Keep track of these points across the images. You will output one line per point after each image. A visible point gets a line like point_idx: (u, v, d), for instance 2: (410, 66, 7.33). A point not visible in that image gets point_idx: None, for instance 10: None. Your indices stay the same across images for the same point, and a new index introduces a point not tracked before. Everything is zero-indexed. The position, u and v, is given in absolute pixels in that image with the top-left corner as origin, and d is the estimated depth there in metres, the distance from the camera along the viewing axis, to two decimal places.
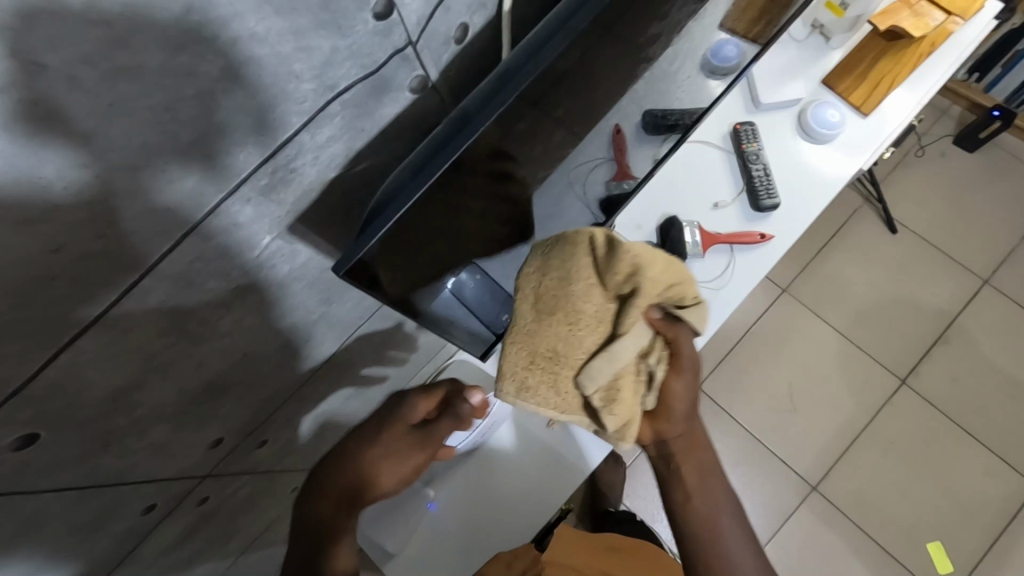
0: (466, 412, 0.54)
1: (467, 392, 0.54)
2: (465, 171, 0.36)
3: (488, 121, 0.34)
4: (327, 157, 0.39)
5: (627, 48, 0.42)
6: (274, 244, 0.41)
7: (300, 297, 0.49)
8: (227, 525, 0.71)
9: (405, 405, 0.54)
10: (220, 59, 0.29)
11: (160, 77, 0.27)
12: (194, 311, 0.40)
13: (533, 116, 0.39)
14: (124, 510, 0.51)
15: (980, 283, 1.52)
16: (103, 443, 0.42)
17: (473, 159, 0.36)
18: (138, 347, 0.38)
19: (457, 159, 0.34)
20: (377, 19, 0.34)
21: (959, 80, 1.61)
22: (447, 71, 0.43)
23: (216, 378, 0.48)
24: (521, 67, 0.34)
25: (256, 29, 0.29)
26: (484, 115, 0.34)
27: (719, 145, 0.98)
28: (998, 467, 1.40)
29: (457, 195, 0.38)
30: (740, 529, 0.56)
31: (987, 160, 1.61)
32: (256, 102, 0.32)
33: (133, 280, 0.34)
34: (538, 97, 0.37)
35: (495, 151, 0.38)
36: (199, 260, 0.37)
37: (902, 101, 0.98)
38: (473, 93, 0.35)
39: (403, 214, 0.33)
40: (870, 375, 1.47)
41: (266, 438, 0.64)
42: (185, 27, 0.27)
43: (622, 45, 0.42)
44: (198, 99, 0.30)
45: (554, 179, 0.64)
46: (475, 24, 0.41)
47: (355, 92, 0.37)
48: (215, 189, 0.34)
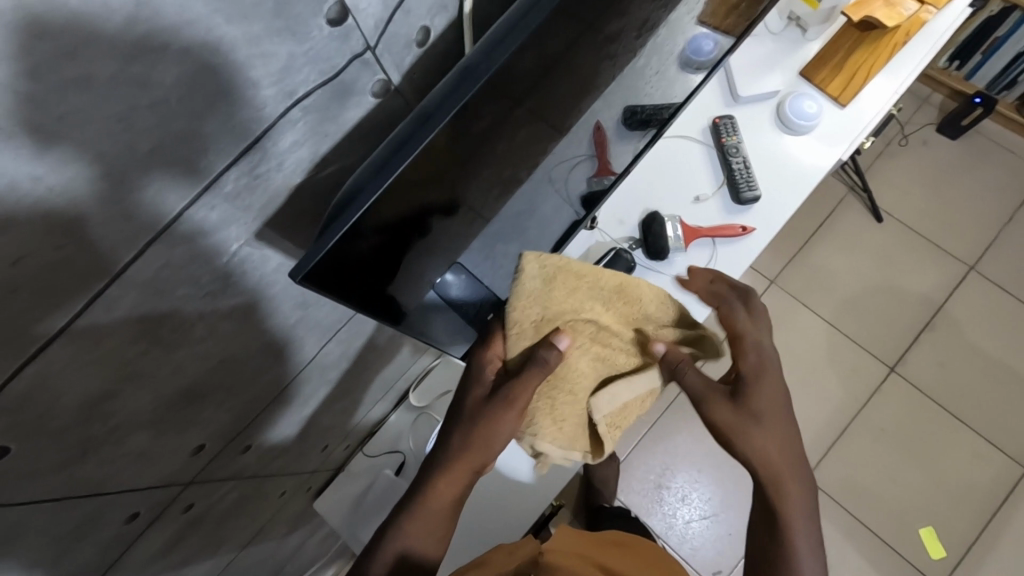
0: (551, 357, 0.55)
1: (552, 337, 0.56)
2: (427, 170, 0.36)
3: (446, 118, 0.34)
4: (292, 162, 0.40)
5: (588, 47, 0.43)
6: (242, 250, 0.41)
7: (274, 302, 0.50)
8: (215, 531, 0.71)
9: (479, 363, 0.59)
10: (174, 68, 0.29)
11: (113, 88, 0.27)
12: (166, 318, 0.40)
13: (495, 117, 0.39)
14: (106, 518, 0.51)
15: (965, 270, 1.53)
16: (81, 453, 0.42)
17: (435, 159, 0.36)
18: (109, 357, 0.38)
19: (416, 157, 0.34)
20: (332, 25, 0.35)
21: (939, 68, 1.62)
22: (411, 74, 0.43)
23: (194, 385, 0.48)
24: (478, 64, 0.34)
25: (210, 38, 0.30)
26: (442, 113, 0.34)
27: (699, 139, 0.98)
28: (987, 451, 1.41)
29: (422, 195, 0.38)
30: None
31: (970, 146, 1.62)
32: (216, 111, 0.33)
33: (98, 290, 0.34)
34: (500, 99, 0.38)
35: (458, 150, 0.38)
36: (167, 267, 0.37)
37: (878, 91, 0.99)
38: (432, 92, 0.35)
39: (362, 214, 0.33)
40: (860, 363, 1.49)
41: (250, 443, 0.64)
42: (136, 37, 0.27)
43: (582, 45, 0.42)
44: (154, 109, 0.30)
45: (538, 176, 0.62)
46: (436, 27, 0.42)
47: (316, 97, 0.37)
48: (179, 197, 0.34)
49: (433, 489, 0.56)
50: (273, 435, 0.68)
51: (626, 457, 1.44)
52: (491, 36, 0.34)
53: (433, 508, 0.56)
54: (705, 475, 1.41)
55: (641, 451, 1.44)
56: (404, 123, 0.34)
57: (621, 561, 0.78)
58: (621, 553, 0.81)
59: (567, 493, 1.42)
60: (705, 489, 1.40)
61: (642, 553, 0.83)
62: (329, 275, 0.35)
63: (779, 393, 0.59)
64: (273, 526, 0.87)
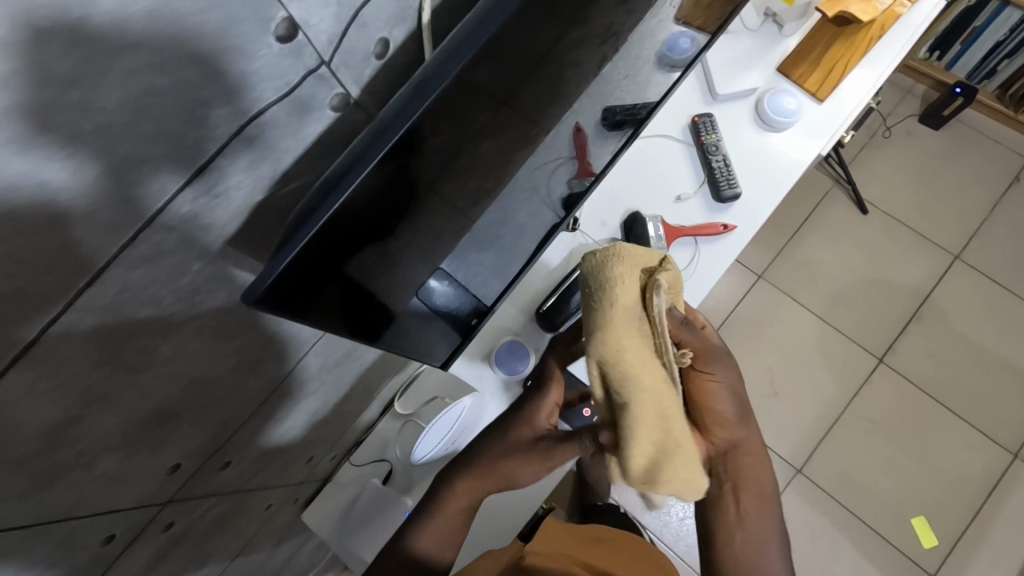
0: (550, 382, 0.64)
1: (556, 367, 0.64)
2: (385, 183, 0.36)
3: (402, 130, 0.33)
4: (252, 179, 0.39)
5: (545, 58, 0.43)
6: (207, 269, 0.41)
7: (246, 318, 0.49)
8: (199, 547, 0.71)
9: (529, 406, 0.63)
10: (116, 92, 0.29)
11: (52, 115, 0.27)
12: (129, 340, 0.39)
13: (454, 129, 0.38)
14: (81, 542, 0.50)
15: (951, 259, 1.54)
16: (48, 479, 0.41)
17: (393, 171, 0.36)
18: (69, 383, 0.37)
19: (372, 170, 0.33)
20: (281, 41, 0.34)
21: (920, 59, 1.62)
22: (372, 87, 0.43)
23: (165, 405, 0.47)
24: (431, 75, 0.34)
25: (153, 60, 0.29)
26: (397, 125, 0.33)
27: (679, 138, 0.98)
28: (978, 439, 1.42)
29: (382, 207, 0.38)
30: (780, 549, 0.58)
31: (952, 136, 1.63)
32: (166, 134, 0.32)
33: (54, 317, 0.33)
34: (458, 111, 0.37)
35: (417, 162, 0.38)
36: (126, 290, 0.36)
37: (857, 85, 0.99)
38: (388, 104, 0.35)
39: (318, 230, 0.33)
40: (847, 355, 1.49)
41: (229, 459, 0.63)
42: (72, 63, 0.26)
43: (540, 56, 0.42)
44: (97, 135, 0.29)
45: (520, 183, 0.61)
46: (396, 38, 0.42)
47: (272, 113, 0.37)
48: (134, 222, 0.34)
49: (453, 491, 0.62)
50: (253, 450, 0.67)
51: None
52: (445, 47, 0.34)
53: (455, 513, 0.61)
54: None
55: None
56: (359, 137, 0.34)
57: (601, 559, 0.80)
58: (601, 551, 0.83)
59: (561, 493, 1.42)
60: None
61: (618, 547, 0.86)
62: (287, 293, 0.35)
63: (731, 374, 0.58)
64: (263, 540, 0.87)
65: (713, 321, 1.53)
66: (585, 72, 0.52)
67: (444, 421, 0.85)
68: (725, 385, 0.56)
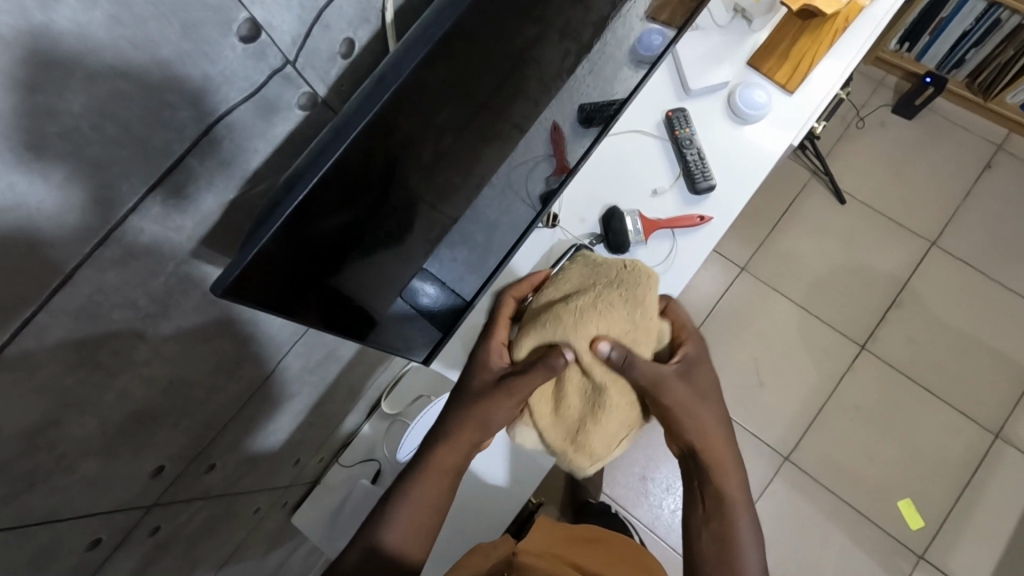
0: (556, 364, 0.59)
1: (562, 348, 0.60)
2: (349, 177, 0.37)
3: (362, 123, 0.34)
4: (221, 179, 0.40)
5: (506, 54, 0.44)
6: (179, 270, 0.42)
7: (222, 318, 0.50)
8: (188, 552, 0.71)
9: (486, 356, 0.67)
10: (79, 95, 0.29)
11: (15, 119, 0.28)
12: (104, 342, 0.40)
13: (418, 123, 0.40)
14: (64, 548, 0.50)
15: (928, 246, 1.57)
16: (28, 483, 0.42)
17: (356, 164, 0.36)
18: (46, 386, 0.38)
19: (335, 163, 0.34)
20: (244, 42, 0.35)
21: (891, 51, 1.66)
22: (339, 87, 0.44)
23: (143, 407, 0.48)
24: (389, 70, 0.35)
25: (115, 63, 0.30)
26: (359, 117, 0.34)
27: (653, 133, 1.00)
28: (959, 420, 1.45)
29: (349, 200, 0.38)
30: (755, 541, 0.60)
31: (924, 126, 1.66)
32: (133, 136, 0.33)
33: (28, 319, 0.34)
34: (418, 107, 0.38)
35: (382, 156, 0.38)
36: (99, 292, 0.37)
37: (824, 76, 1.01)
38: (349, 99, 0.35)
39: (283, 222, 0.34)
40: (830, 343, 1.51)
41: (214, 462, 0.64)
42: (33, 67, 0.27)
43: (500, 51, 0.43)
44: (63, 137, 0.30)
45: (496, 181, 0.63)
46: (360, 38, 0.43)
47: (239, 114, 0.38)
48: (102, 227, 0.35)
49: (433, 454, 0.65)
50: (238, 453, 0.68)
51: None
52: (403, 42, 0.35)
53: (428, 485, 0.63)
54: None
55: None
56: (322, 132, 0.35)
57: (592, 561, 0.80)
58: (591, 551, 0.84)
59: (552, 489, 1.43)
60: None
61: (610, 548, 0.86)
62: (254, 285, 0.35)
63: (710, 380, 0.65)
64: (253, 544, 0.87)
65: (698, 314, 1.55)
66: (549, 68, 0.54)
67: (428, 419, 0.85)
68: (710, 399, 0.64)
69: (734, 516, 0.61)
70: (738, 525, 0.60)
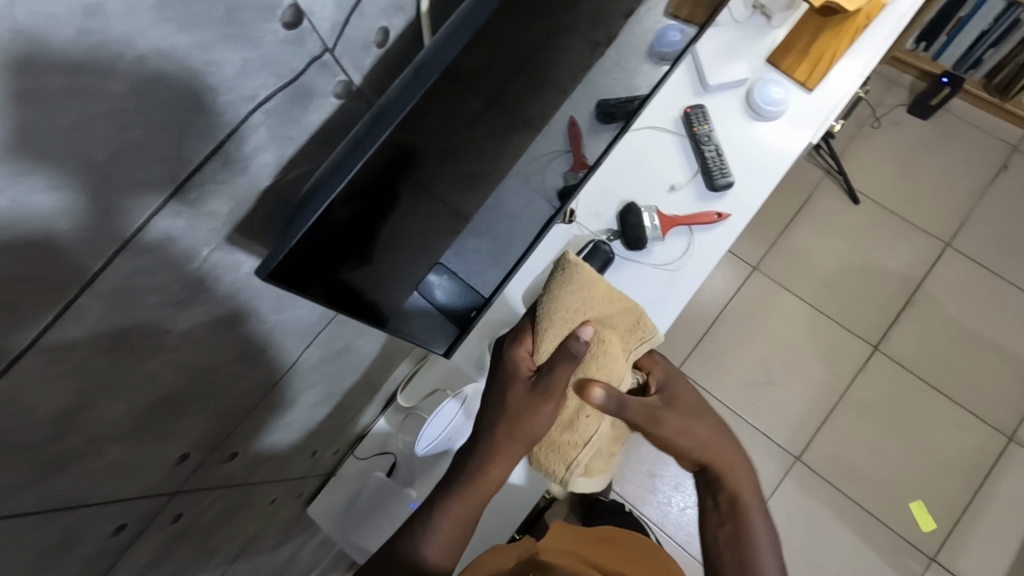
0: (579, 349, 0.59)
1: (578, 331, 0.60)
2: (385, 166, 0.37)
3: (402, 115, 0.34)
4: (256, 167, 0.40)
5: (537, 44, 0.44)
6: (212, 255, 0.42)
7: (248, 306, 0.50)
8: (206, 541, 0.71)
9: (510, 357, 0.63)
10: (126, 78, 0.29)
11: (64, 98, 0.28)
12: (137, 326, 0.40)
13: (452, 112, 0.40)
14: (90, 532, 0.51)
15: (942, 246, 1.56)
16: (59, 466, 0.42)
17: (392, 156, 0.37)
18: (79, 368, 0.38)
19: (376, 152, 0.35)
20: (287, 28, 0.35)
21: (906, 50, 1.64)
22: (373, 76, 0.44)
23: (170, 394, 0.48)
24: (429, 60, 0.35)
25: (163, 46, 0.30)
26: (398, 107, 0.34)
27: (671, 129, 1.00)
28: (972, 422, 1.44)
29: (383, 189, 0.39)
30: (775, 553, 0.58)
31: (940, 126, 1.65)
32: (174, 119, 0.33)
33: (68, 299, 0.34)
34: (454, 95, 0.38)
35: (419, 145, 0.39)
36: (136, 275, 0.37)
37: (844, 73, 1.01)
38: (389, 89, 0.35)
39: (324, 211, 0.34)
40: (841, 343, 1.50)
41: (235, 451, 0.64)
42: (83, 48, 0.27)
43: (532, 41, 0.43)
44: (109, 119, 0.30)
45: (517, 173, 0.63)
46: (395, 27, 0.43)
47: (277, 101, 0.38)
48: (141, 211, 0.35)
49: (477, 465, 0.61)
50: (257, 443, 0.68)
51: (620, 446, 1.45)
52: (443, 33, 0.35)
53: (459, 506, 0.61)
54: None
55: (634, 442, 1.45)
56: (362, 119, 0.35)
57: (610, 560, 0.80)
58: (607, 551, 0.84)
59: (561, 485, 1.43)
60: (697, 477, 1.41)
61: (626, 547, 0.86)
62: (292, 272, 0.37)
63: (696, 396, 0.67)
64: (267, 535, 0.87)
65: (708, 313, 1.54)
66: (575, 60, 0.54)
67: (444, 415, 0.84)
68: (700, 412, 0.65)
69: (747, 519, 0.60)
70: (751, 526, 0.60)
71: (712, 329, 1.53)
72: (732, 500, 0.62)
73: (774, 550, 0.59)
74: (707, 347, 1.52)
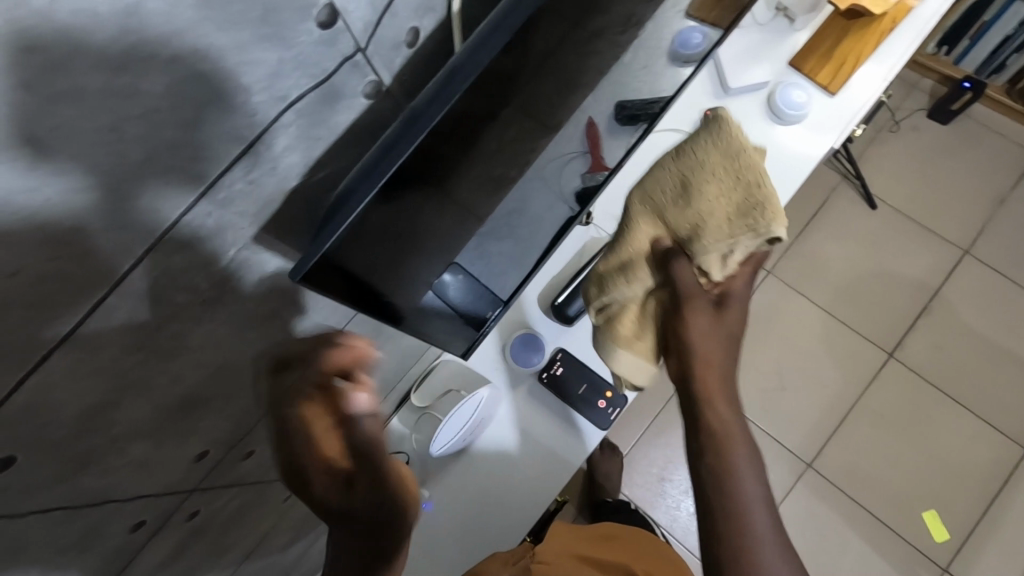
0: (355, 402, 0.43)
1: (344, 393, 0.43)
2: (416, 170, 0.37)
3: (434, 120, 0.34)
4: (285, 167, 0.40)
5: (566, 47, 0.44)
6: (239, 256, 0.42)
7: (271, 306, 0.50)
8: (220, 538, 0.71)
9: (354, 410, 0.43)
10: (162, 77, 0.29)
11: (102, 98, 0.28)
12: (164, 326, 0.40)
13: (482, 116, 0.39)
14: (110, 529, 0.51)
15: (960, 254, 1.53)
16: (84, 463, 0.42)
17: (423, 161, 0.37)
18: (107, 367, 0.38)
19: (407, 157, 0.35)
20: (321, 28, 0.35)
21: (928, 54, 1.62)
22: (402, 76, 0.44)
23: (192, 393, 0.48)
24: (463, 64, 0.35)
25: (197, 45, 0.30)
26: (431, 112, 0.34)
27: (690, 132, 0.99)
28: (988, 432, 1.42)
29: (414, 194, 0.39)
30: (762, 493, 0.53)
31: (960, 131, 1.62)
32: (207, 118, 0.33)
33: (99, 298, 0.34)
34: (484, 100, 0.38)
35: (448, 148, 0.38)
36: (164, 275, 0.37)
37: (867, 77, 0.99)
38: (420, 93, 0.36)
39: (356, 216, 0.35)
40: (855, 349, 1.49)
41: (252, 449, 0.64)
42: (121, 48, 0.27)
43: (561, 44, 0.42)
44: (145, 118, 0.30)
45: (535, 173, 0.62)
46: (425, 27, 0.43)
47: (308, 101, 0.38)
48: (172, 211, 0.35)
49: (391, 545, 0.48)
50: (274, 442, 0.68)
51: (630, 448, 1.44)
52: (477, 37, 0.35)
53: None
54: None
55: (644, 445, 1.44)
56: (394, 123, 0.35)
57: (614, 555, 0.81)
58: (615, 545, 0.84)
59: (571, 487, 1.43)
60: None
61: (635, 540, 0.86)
62: (324, 277, 0.37)
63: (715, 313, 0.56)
64: (281, 532, 0.87)
65: None
66: (603, 62, 0.53)
67: (455, 419, 0.87)
68: (707, 327, 0.56)
69: (732, 464, 0.53)
70: (738, 465, 0.53)
71: None
72: (719, 434, 0.54)
73: (762, 488, 0.53)
74: None
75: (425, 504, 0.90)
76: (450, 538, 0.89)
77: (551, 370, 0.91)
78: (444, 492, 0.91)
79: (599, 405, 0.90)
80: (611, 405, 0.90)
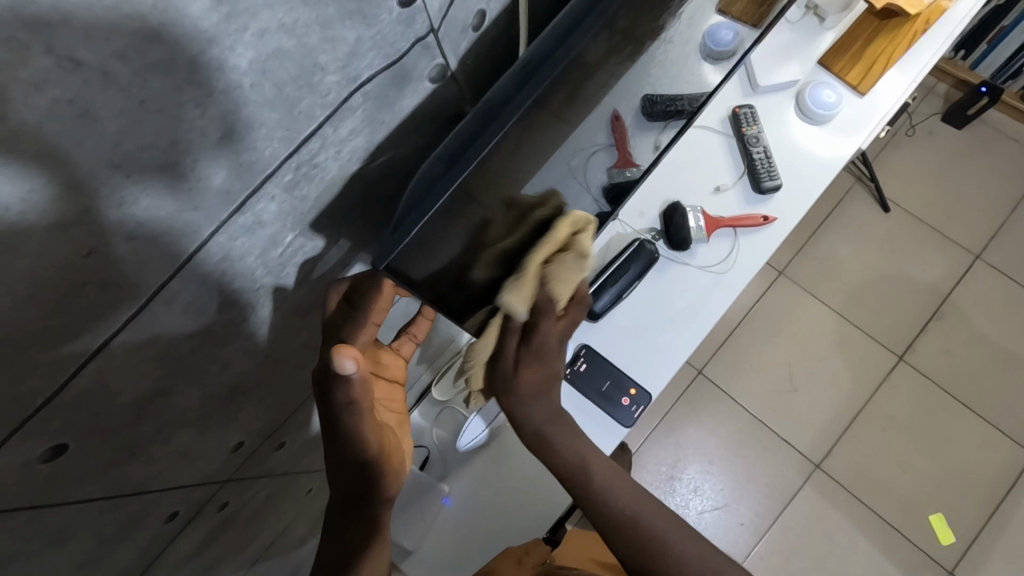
0: (350, 374, 0.37)
1: (337, 363, 0.36)
2: (488, 175, 0.40)
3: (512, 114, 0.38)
4: (349, 150, 0.39)
5: (616, 53, 0.49)
6: (294, 243, 0.41)
7: (318, 293, 0.49)
8: (245, 529, 0.70)
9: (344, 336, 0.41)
10: (247, 52, 0.28)
11: (191, 71, 0.26)
12: (220, 312, 0.39)
13: (551, 113, 0.44)
14: (148, 519, 0.50)
15: (971, 259, 1.54)
16: (131, 451, 0.41)
17: (494, 165, 0.40)
18: (166, 353, 0.37)
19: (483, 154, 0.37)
20: (401, 7, 0.34)
21: (945, 58, 1.61)
22: (464, 59, 0.43)
23: (238, 379, 0.47)
24: (545, 63, 0.40)
25: (284, 20, 0.28)
26: (510, 109, 0.38)
27: (718, 129, 0.98)
28: (997, 438, 1.42)
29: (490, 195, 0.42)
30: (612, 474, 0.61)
31: (974, 137, 1.62)
32: (284, 98, 0.32)
33: (161, 283, 0.33)
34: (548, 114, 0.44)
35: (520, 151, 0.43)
36: (225, 261, 0.36)
37: (895, 81, 0.99)
38: (494, 88, 0.40)
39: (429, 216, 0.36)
40: (867, 352, 1.49)
41: (284, 440, 0.63)
42: (213, 21, 0.26)
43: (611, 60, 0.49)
44: (226, 93, 0.29)
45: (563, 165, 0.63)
46: (491, 11, 0.42)
47: (376, 83, 0.37)
48: (238, 193, 0.34)
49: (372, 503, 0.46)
50: (303, 434, 0.66)
51: (643, 438, 1.47)
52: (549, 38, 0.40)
53: (378, 528, 0.47)
54: (715, 467, 1.44)
55: (654, 442, 1.46)
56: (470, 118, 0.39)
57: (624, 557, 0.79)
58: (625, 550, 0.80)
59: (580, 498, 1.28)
60: (715, 480, 1.43)
61: None
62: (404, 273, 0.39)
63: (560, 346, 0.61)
64: (298, 525, 0.86)
65: (734, 317, 1.52)
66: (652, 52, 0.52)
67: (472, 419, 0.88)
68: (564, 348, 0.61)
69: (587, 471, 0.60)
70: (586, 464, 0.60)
71: (736, 333, 1.51)
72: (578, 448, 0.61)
73: (606, 470, 0.61)
74: (729, 352, 1.50)
75: (445, 500, 0.90)
76: (464, 529, 0.89)
77: (574, 367, 0.90)
78: (463, 486, 0.91)
79: (622, 402, 0.89)
80: (634, 402, 0.88)
